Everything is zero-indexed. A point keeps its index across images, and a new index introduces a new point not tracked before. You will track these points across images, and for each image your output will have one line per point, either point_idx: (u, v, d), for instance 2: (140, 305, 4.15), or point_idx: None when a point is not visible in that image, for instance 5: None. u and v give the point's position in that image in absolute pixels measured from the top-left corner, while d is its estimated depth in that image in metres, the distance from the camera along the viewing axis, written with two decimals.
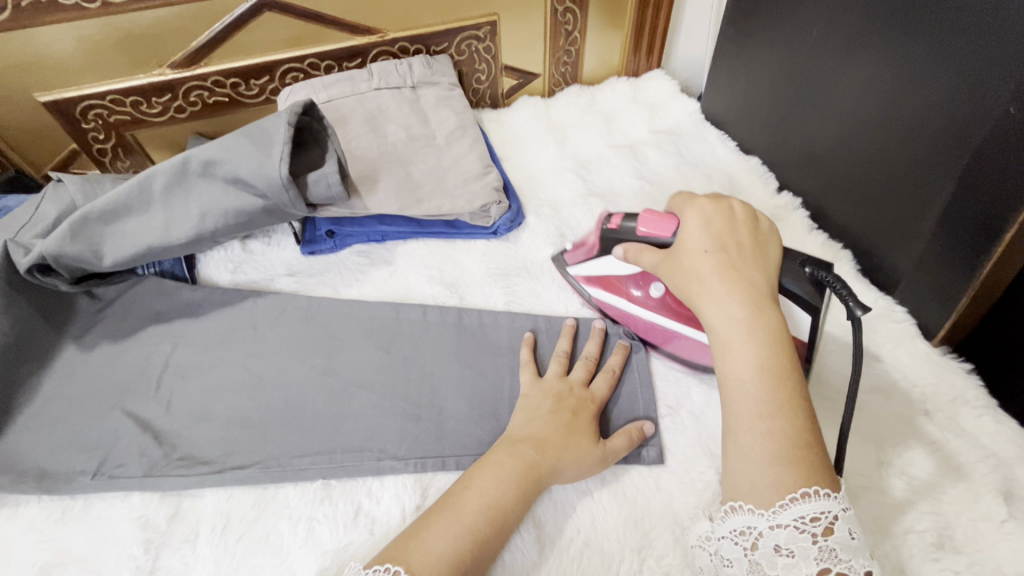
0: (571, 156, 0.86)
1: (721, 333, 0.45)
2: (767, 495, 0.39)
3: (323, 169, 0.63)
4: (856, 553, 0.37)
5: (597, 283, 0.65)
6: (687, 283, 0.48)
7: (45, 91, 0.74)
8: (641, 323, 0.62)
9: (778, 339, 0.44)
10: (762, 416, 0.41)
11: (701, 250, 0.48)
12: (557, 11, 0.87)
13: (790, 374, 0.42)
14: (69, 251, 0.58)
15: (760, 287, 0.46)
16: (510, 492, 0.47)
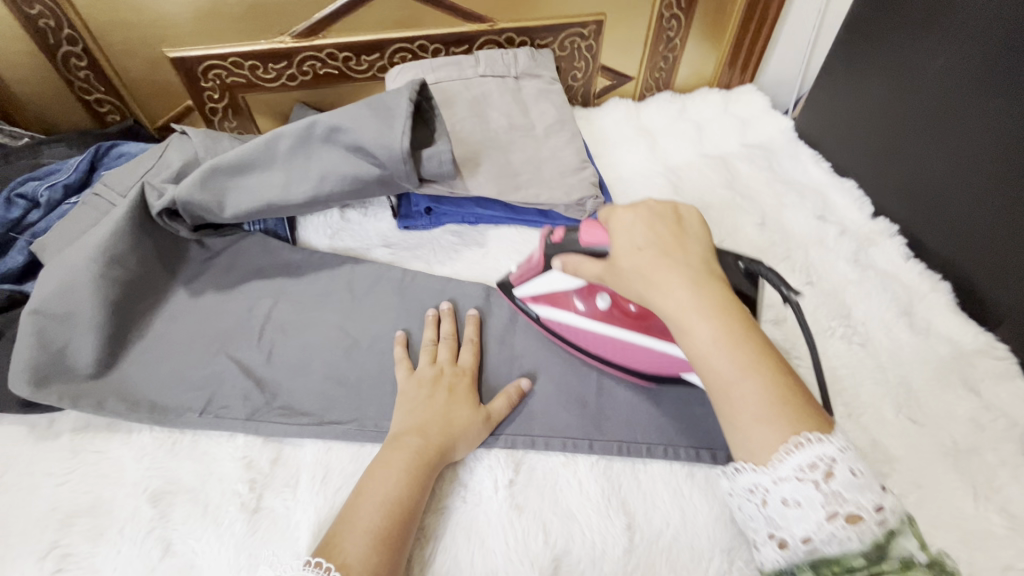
0: (661, 161, 0.87)
1: (675, 321, 0.43)
2: (762, 453, 0.39)
3: (437, 147, 0.65)
4: (857, 490, 0.37)
5: (544, 301, 0.61)
6: (632, 284, 0.47)
7: (174, 48, 0.78)
8: (590, 338, 0.60)
9: (725, 309, 0.42)
10: (728, 386, 0.40)
11: (635, 249, 0.47)
12: (662, 16, 0.88)
13: (749, 337, 0.41)
14: (197, 198, 0.61)
15: (696, 269, 0.45)
16: (407, 486, 0.48)
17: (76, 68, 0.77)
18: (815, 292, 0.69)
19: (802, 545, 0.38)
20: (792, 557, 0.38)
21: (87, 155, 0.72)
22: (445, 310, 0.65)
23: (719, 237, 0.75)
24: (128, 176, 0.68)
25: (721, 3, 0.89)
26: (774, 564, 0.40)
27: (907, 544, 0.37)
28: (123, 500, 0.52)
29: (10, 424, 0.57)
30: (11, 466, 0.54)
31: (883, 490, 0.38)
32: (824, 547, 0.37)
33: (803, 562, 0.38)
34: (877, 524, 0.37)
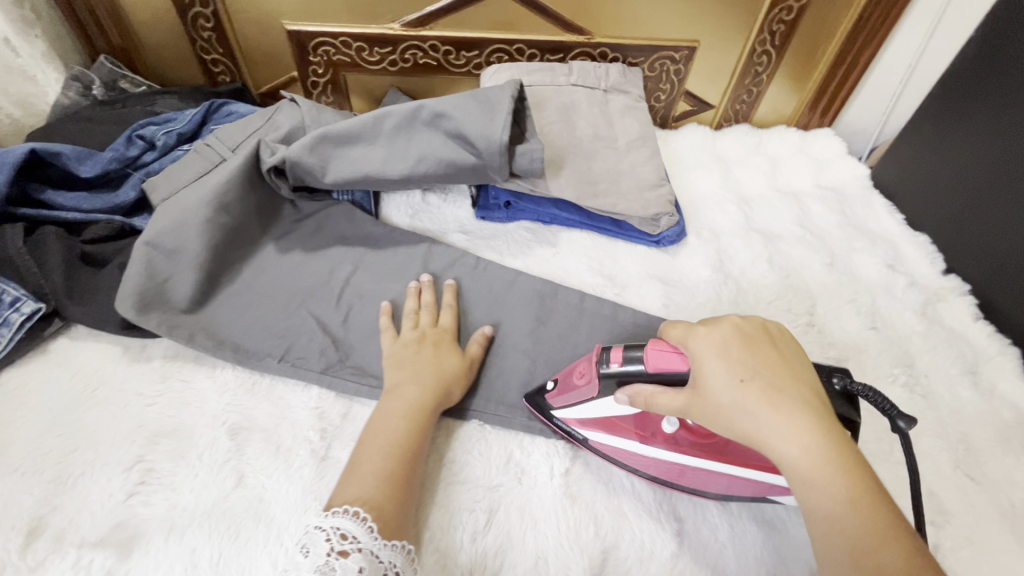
0: (734, 190, 0.88)
1: (795, 470, 0.39)
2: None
3: (531, 145, 0.68)
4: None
5: (595, 426, 0.54)
6: (736, 423, 0.41)
7: (292, 22, 0.83)
8: (662, 465, 0.52)
9: (847, 460, 0.38)
10: (857, 550, 0.35)
11: (733, 377, 0.41)
12: (754, 52, 0.90)
13: (876, 498, 0.37)
14: (304, 160, 0.65)
15: (810, 409, 0.40)
16: (406, 432, 0.51)
17: (202, 28, 0.84)
18: (879, 337, 0.69)
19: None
20: None
21: (201, 109, 0.77)
22: (425, 281, 0.67)
23: (786, 270, 0.76)
24: (238, 132, 0.72)
25: (813, 46, 0.90)
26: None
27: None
28: (203, 429, 0.55)
29: (109, 342, 0.61)
30: (105, 380, 0.58)
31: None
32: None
33: None
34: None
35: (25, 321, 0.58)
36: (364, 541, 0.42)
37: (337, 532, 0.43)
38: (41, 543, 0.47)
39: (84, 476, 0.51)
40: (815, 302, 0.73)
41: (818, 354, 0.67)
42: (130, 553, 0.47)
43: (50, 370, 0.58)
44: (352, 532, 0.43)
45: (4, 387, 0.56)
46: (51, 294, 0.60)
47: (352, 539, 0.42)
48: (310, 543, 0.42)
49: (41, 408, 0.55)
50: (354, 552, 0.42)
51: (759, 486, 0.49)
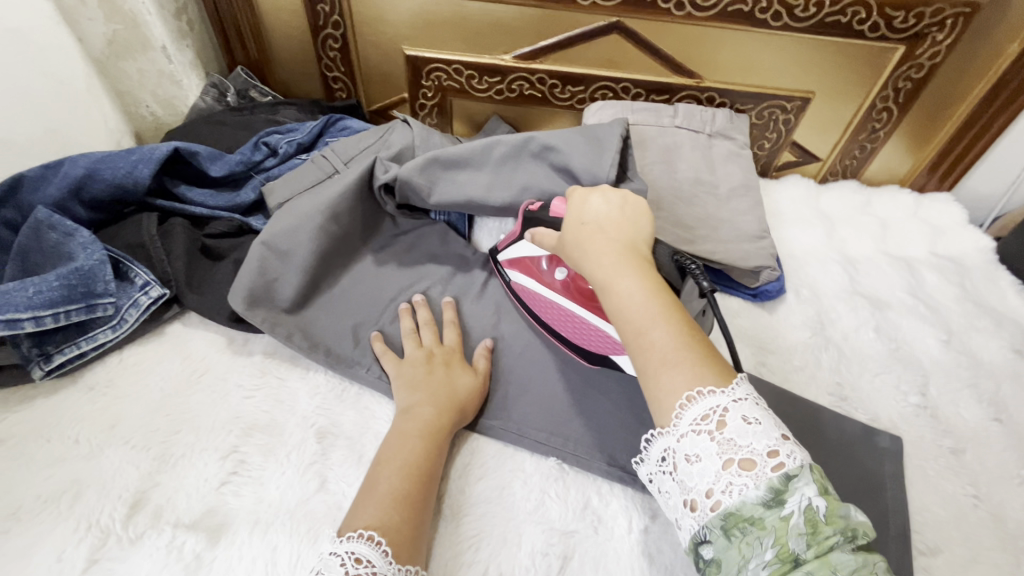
0: (837, 249, 0.83)
1: (603, 280, 0.47)
2: (665, 401, 0.41)
3: (634, 184, 0.67)
4: (751, 436, 0.38)
5: (515, 265, 0.66)
6: (575, 253, 0.51)
7: (412, 47, 0.88)
8: (546, 305, 0.63)
9: (647, 273, 0.47)
10: (640, 335, 0.43)
11: (581, 217, 0.53)
12: (873, 107, 0.86)
13: (664, 302, 0.44)
14: (414, 180, 0.68)
15: (628, 241, 0.50)
16: (430, 459, 0.51)
17: (330, 48, 0.90)
18: (1004, 431, 0.63)
19: (707, 502, 0.38)
20: (702, 519, 0.39)
21: (320, 122, 0.82)
22: (420, 302, 0.66)
23: (895, 341, 0.71)
24: (353, 148, 0.76)
25: (941, 106, 0.84)
26: (690, 533, 0.39)
27: (805, 489, 0.36)
28: (293, 428, 0.57)
29: (216, 333, 0.65)
30: (211, 368, 0.61)
31: (783, 438, 0.39)
32: (724, 499, 0.37)
33: (713, 524, 0.38)
34: (771, 469, 0.37)
35: (151, 305, 0.62)
36: (380, 565, 0.42)
37: (351, 556, 0.42)
38: (141, 517, 0.50)
39: (185, 458, 0.54)
40: (927, 381, 0.67)
41: (929, 440, 0.61)
42: (218, 541, 0.49)
43: (164, 353, 0.62)
44: (369, 557, 0.42)
45: (124, 362, 0.61)
46: (173, 281, 0.65)
47: (368, 563, 0.42)
48: (324, 568, 0.42)
49: (154, 386, 0.59)
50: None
51: (601, 337, 0.58)
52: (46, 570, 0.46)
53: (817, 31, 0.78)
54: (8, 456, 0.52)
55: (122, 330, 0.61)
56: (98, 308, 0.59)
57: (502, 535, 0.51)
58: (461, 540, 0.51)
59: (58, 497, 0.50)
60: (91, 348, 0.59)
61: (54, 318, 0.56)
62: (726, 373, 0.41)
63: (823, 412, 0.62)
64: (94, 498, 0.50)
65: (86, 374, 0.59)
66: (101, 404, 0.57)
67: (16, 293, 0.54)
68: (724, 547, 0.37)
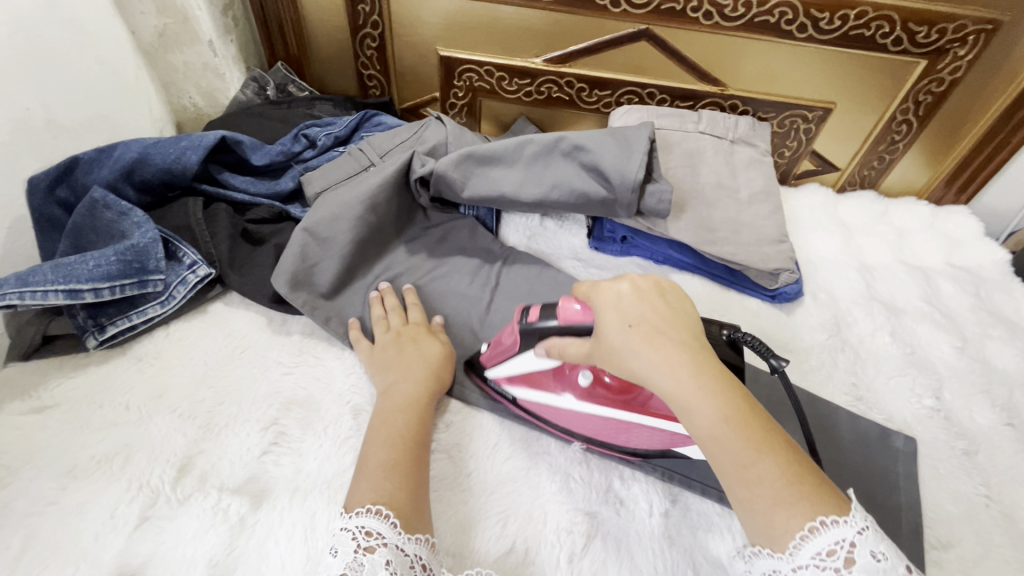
0: (855, 256, 0.85)
1: (677, 399, 0.41)
2: (781, 537, 0.37)
3: (660, 185, 0.70)
4: (880, 574, 0.35)
5: (520, 382, 0.59)
6: (628, 365, 0.43)
7: (447, 48, 0.91)
8: (574, 418, 0.57)
9: (726, 386, 0.41)
10: (742, 465, 0.38)
11: (626, 319, 0.44)
12: (893, 119, 0.88)
13: (753, 418, 0.40)
14: (449, 174, 0.71)
15: (692, 342, 0.43)
16: (409, 431, 0.53)
17: (367, 46, 0.93)
18: (1017, 436, 0.64)
19: None
20: None
21: (356, 117, 0.86)
22: (385, 288, 0.68)
23: (910, 346, 0.72)
24: (388, 142, 0.79)
25: (960, 120, 0.86)
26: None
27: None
28: (330, 405, 0.60)
29: (257, 312, 0.68)
30: (251, 346, 0.64)
31: (905, 572, 0.36)
32: None
33: None
34: None
35: (197, 283, 0.65)
36: (390, 537, 0.43)
37: (361, 531, 0.43)
38: (188, 480, 0.52)
39: (228, 427, 0.56)
40: (941, 385, 0.69)
41: (942, 442, 0.63)
42: (260, 505, 0.52)
43: (207, 329, 0.65)
44: (378, 529, 0.43)
45: (170, 336, 0.64)
46: (218, 262, 0.68)
47: (378, 536, 0.43)
48: (338, 545, 0.44)
49: (198, 360, 0.62)
50: (380, 547, 0.42)
51: (658, 437, 0.53)
52: (101, 525, 0.49)
53: (841, 43, 0.80)
54: (64, 419, 0.55)
55: (170, 306, 0.64)
56: (149, 284, 0.62)
57: (526, 515, 0.53)
58: (490, 516, 0.53)
59: (111, 458, 0.53)
60: (141, 321, 0.62)
61: (111, 291, 0.60)
62: (837, 497, 0.38)
63: (837, 411, 0.64)
64: (143, 461, 0.53)
65: (135, 346, 0.62)
66: (149, 374, 0.60)
67: (78, 266, 0.58)
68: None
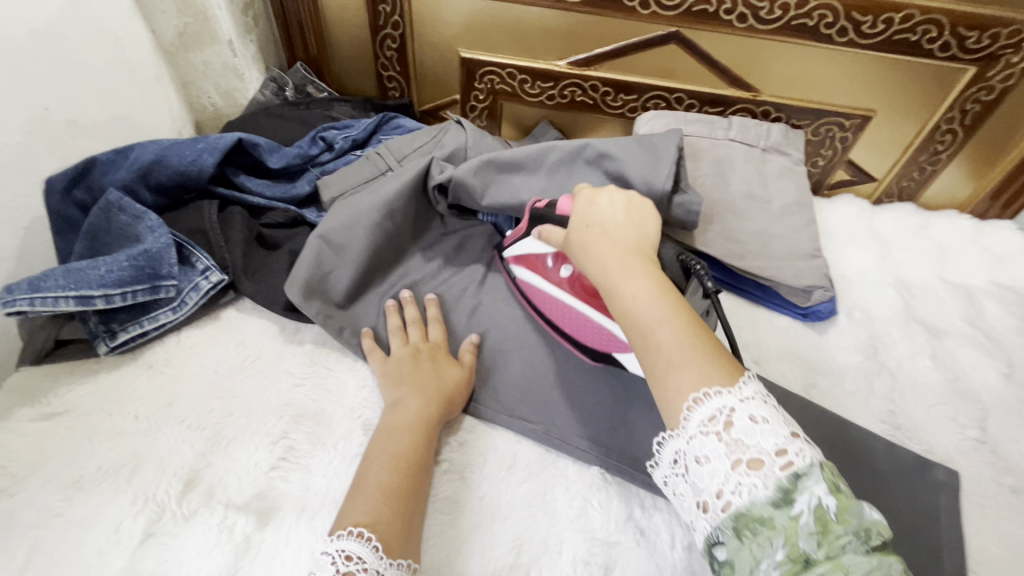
0: (892, 272, 0.80)
1: (604, 281, 0.46)
2: (673, 401, 0.38)
3: (689, 196, 0.67)
4: (759, 434, 0.36)
5: (520, 261, 0.66)
6: (575, 257, 0.50)
7: (468, 50, 0.89)
8: (551, 304, 0.63)
9: (652, 271, 0.45)
10: (645, 335, 0.41)
11: (580, 221, 0.52)
12: (936, 129, 0.83)
13: (669, 298, 0.43)
14: (468, 181, 0.68)
15: (632, 240, 0.48)
16: (416, 457, 0.51)
17: (388, 47, 0.92)
18: None
19: (717, 504, 0.36)
20: (715, 522, 0.36)
21: (375, 120, 0.84)
22: (406, 298, 0.66)
23: (952, 371, 0.68)
24: (407, 147, 0.77)
25: (1009, 131, 0.81)
26: (705, 538, 0.37)
27: (816, 487, 0.34)
28: (341, 419, 0.58)
29: (269, 320, 0.67)
30: (263, 355, 0.63)
31: (792, 436, 0.36)
32: (735, 500, 0.35)
33: (726, 526, 0.35)
34: (780, 469, 0.35)
35: (210, 289, 0.64)
36: (370, 561, 0.42)
37: (341, 554, 0.42)
38: (194, 495, 0.51)
39: (236, 440, 0.55)
40: (987, 415, 0.64)
41: (986, 476, 0.59)
42: (267, 523, 0.50)
43: (219, 337, 0.64)
44: (359, 553, 0.42)
45: (182, 344, 0.63)
46: (231, 267, 0.67)
47: (358, 560, 0.42)
48: (317, 567, 0.43)
49: (209, 369, 0.61)
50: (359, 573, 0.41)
51: (608, 338, 0.58)
52: (105, 540, 0.47)
53: (884, 47, 0.76)
54: (73, 427, 0.54)
55: (182, 312, 0.63)
56: (162, 290, 0.61)
57: (539, 544, 0.51)
58: (503, 543, 0.51)
59: (117, 469, 0.52)
60: (153, 327, 0.61)
61: (123, 297, 0.59)
62: (735, 372, 0.38)
63: (874, 441, 0.60)
64: (150, 473, 0.52)
65: (146, 353, 0.61)
66: (160, 382, 0.59)
67: (89, 271, 0.58)
68: (736, 548, 0.35)
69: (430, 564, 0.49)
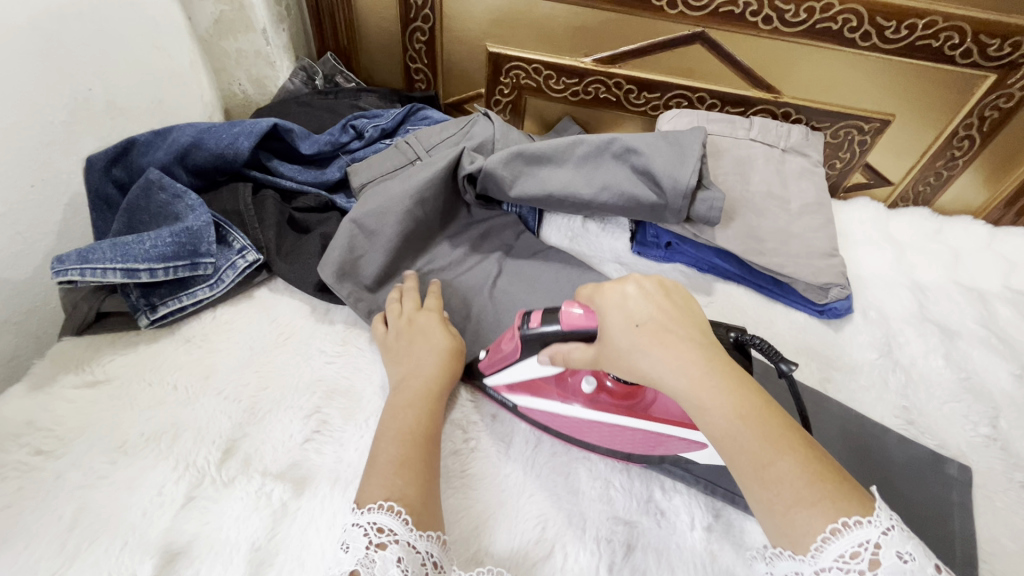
0: (906, 273, 0.82)
1: (693, 401, 0.41)
2: (801, 538, 0.37)
3: (713, 193, 0.68)
4: (907, 574, 0.34)
5: (521, 391, 0.58)
6: (638, 367, 0.44)
7: (496, 44, 0.91)
8: (576, 424, 0.56)
9: (742, 383, 0.41)
10: (760, 466, 0.38)
11: (628, 312, 0.45)
12: (954, 135, 0.84)
13: (772, 417, 0.40)
14: (499, 173, 0.70)
15: (702, 342, 0.43)
16: (416, 423, 0.53)
17: (416, 40, 0.94)
18: None
19: None
20: None
21: (404, 110, 0.86)
22: (408, 276, 0.68)
23: (964, 371, 0.70)
24: (436, 137, 0.79)
25: None
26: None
27: None
28: (371, 396, 0.60)
29: (301, 300, 0.69)
30: (295, 333, 0.65)
31: (936, 570, 0.35)
32: None
33: None
34: None
35: (246, 268, 0.66)
36: (401, 533, 0.43)
37: (372, 527, 0.43)
38: (233, 463, 0.53)
39: (271, 413, 0.57)
40: (999, 413, 0.66)
41: (997, 472, 0.61)
42: (302, 492, 0.52)
43: (253, 314, 0.66)
44: (391, 526, 0.43)
45: (217, 320, 0.65)
46: (265, 248, 0.69)
47: (390, 532, 0.43)
48: (349, 540, 0.43)
49: (243, 344, 0.63)
50: (392, 543, 0.42)
51: (659, 440, 0.53)
52: (148, 503, 0.49)
53: (906, 53, 0.77)
54: (115, 395, 0.56)
55: (219, 289, 0.65)
56: (200, 266, 0.63)
57: (561, 519, 0.53)
58: (529, 518, 0.53)
59: (158, 436, 0.54)
60: (191, 303, 0.63)
61: (166, 271, 0.61)
62: (859, 495, 0.37)
63: (888, 435, 0.62)
64: (190, 441, 0.54)
65: (184, 327, 0.63)
66: (197, 355, 0.61)
67: (135, 246, 0.59)
68: None
69: (458, 537, 0.51)
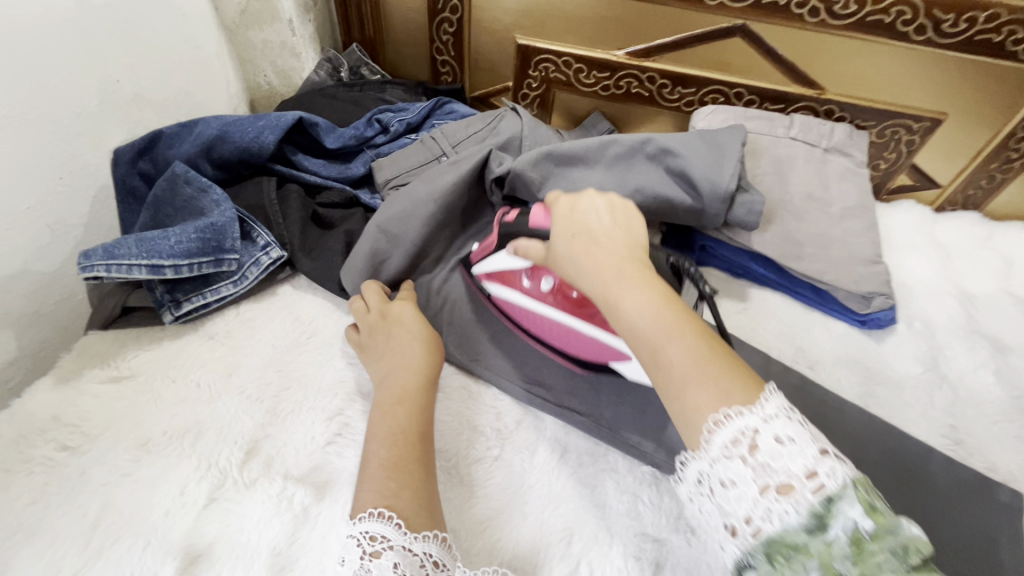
0: (954, 282, 0.77)
1: (602, 295, 0.43)
2: (693, 431, 0.37)
3: (753, 196, 0.65)
4: (786, 457, 0.34)
5: (495, 279, 0.63)
6: (566, 270, 0.47)
7: (524, 36, 0.88)
8: (536, 318, 0.61)
9: (652, 281, 0.43)
10: (654, 351, 0.39)
11: (567, 227, 0.49)
12: (1012, 136, 0.79)
13: (673, 307, 0.41)
14: (528, 174, 0.68)
15: (624, 248, 0.46)
16: (407, 426, 0.50)
17: (444, 32, 0.92)
18: None
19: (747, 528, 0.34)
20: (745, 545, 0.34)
21: (430, 104, 0.84)
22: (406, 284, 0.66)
23: (1017, 389, 0.66)
24: (462, 133, 0.77)
25: None
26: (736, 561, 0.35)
27: (852, 510, 0.32)
28: None
29: (324, 299, 0.68)
30: (318, 332, 0.64)
31: (824, 455, 0.34)
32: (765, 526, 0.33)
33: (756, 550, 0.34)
34: (811, 493, 0.33)
35: (270, 265, 0.66)
36: (395, 539, 0.41)
37: (365, 535, 0.42)
38: (255, 463, 0.52)
39: (293, 413, 0.56)
40: None
41: None
42: (324, 496, 0.51)
43: (276, 311, 0.65)
44: (382, 533, 0.41)
45: (241, 317, 0.64)
46: (289, 244, 0.68)
47: (383, 539, 0.41)
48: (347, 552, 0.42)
49: (266, 343, 0.62)
50: (386, 551, 0.41)
51: (601, 349, 0.57)
52: (172, 501, 0.49)
53: (962, 48, 0.73)
54: (140, 391, 0.56)
55: (243, 286, 0.64)
56: (224, 263, 0.63)
57: (585, 535, 0.51)
58: (553, 531, 0.51)
59: (181, 435, 0.53)
60: (215, 299, 0.63)
61: (190, 268, 0.61)
62: (751, 386, 0.37)
63: (933, 456, 0.59)
64: (212, 440, 0.53)
65: (208, 324, 0.63)
66: (219, 353, 0.60)
67: (161, 241, 0.60)
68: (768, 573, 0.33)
69: (481, 549, 0.49)
